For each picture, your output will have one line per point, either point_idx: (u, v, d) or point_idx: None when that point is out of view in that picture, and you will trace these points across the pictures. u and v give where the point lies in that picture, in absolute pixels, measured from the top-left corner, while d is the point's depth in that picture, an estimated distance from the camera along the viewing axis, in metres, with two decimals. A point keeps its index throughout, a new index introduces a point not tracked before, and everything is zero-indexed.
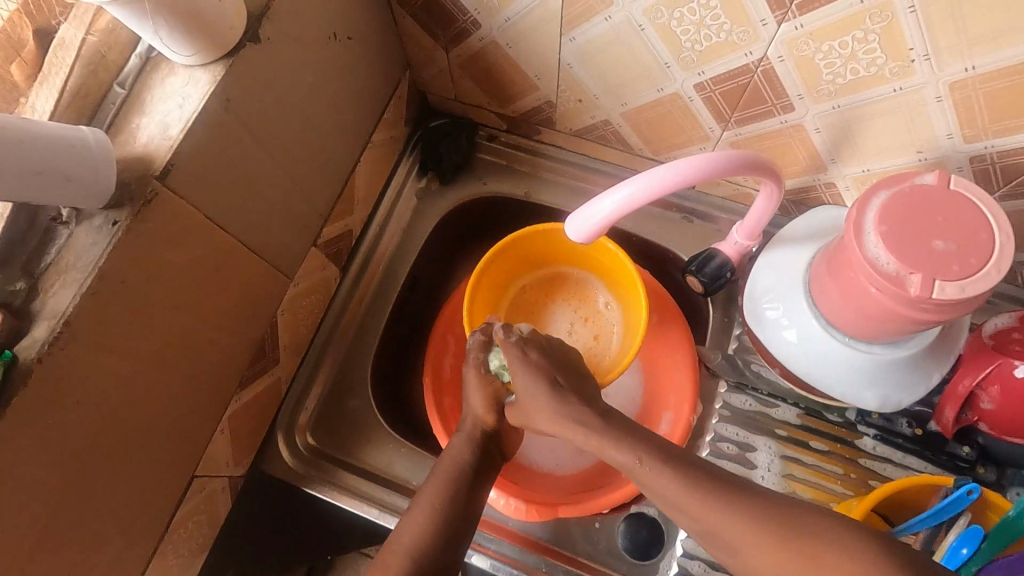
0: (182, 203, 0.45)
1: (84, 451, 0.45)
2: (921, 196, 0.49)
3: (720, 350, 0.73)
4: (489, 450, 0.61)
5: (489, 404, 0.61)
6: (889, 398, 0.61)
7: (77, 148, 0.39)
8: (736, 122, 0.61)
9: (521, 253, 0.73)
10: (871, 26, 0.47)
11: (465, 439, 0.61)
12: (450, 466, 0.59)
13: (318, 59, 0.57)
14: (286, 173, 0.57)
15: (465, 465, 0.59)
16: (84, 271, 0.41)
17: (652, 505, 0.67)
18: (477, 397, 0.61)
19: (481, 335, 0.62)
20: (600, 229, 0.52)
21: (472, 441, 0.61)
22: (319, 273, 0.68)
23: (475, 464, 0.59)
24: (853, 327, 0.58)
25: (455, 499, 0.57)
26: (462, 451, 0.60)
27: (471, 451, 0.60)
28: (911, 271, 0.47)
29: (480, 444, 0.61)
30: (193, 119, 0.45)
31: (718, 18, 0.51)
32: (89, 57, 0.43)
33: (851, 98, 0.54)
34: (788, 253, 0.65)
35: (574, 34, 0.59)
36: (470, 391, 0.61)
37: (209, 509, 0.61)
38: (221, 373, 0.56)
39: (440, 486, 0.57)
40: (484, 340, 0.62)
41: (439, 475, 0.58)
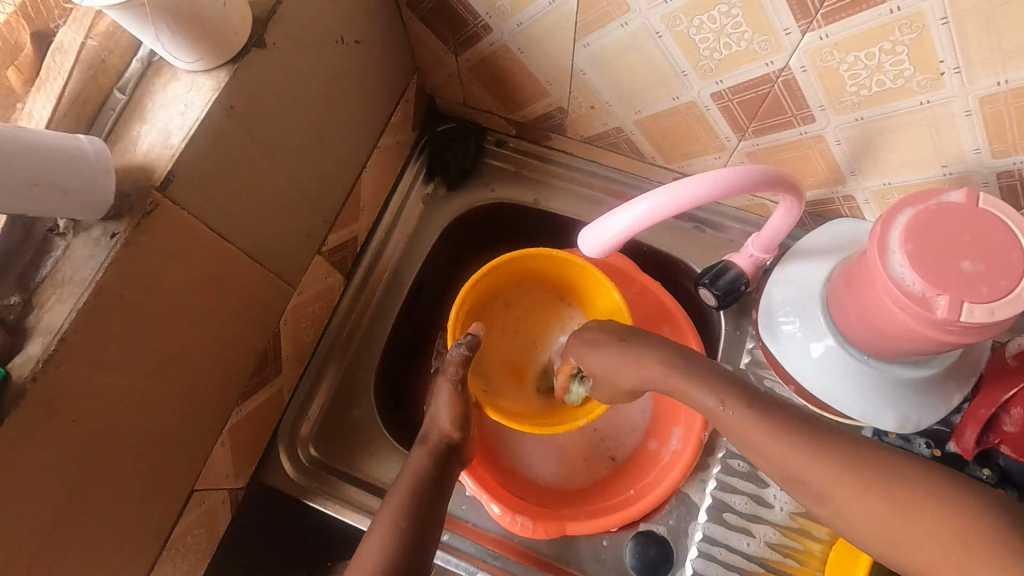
0: (184, 214, 0.44)
1: (80, 470, 0.43)
2: (949, 215, 0.47)
3: (732, 364, 0.71)
4: (448, 463, 0.59)
5: (455, 420, 0.60)
6: (908, 419, 0.60)
7: (74, 159, 0.37)
8: (754, 131, 0.60)
9: (513, 270, 0.73)
10: (900, 38, 0.45)
11: (422, 450, 0.59)
12: (410, 475, 0.56)
13: (325, 64, 0.55)
14: (290, 181, 0.55)
15: (426, 475, 0.56)
16: (81, 285, 0.39)
17: (661, 523, 0.66)
18: (445, 409, 0.61)
19: (464, 349, 0.62)
20: (614, 244, 0.50)
21: (428, 450, 0.59)
22: (323, 281, 0.67)
23: (434, 472, 0.57)
24: (873, 346, 0.56)
25: (423, 504, 0.54)
26: (421, 462, 0.58)
27: (430, 462, 0.58)
28: (938, 292, 0.45)
29: (440, 455, 0.59)
30: (195, 127, 0.43)
31: (739, 26, 0.49)
32: (88, 61, 0.42)
33: (875, 110, 0.52)
34: (805, 267, 0.64)
35: (588, 40, 0.57)
36: (446, 403, 0.61)
37: (208, 522, 0.59)
38: (222, 386, 0.55)
39: (403, 496, 0.54)
40: (465, 355, 0.62)
41: (400, 484, 0.56)
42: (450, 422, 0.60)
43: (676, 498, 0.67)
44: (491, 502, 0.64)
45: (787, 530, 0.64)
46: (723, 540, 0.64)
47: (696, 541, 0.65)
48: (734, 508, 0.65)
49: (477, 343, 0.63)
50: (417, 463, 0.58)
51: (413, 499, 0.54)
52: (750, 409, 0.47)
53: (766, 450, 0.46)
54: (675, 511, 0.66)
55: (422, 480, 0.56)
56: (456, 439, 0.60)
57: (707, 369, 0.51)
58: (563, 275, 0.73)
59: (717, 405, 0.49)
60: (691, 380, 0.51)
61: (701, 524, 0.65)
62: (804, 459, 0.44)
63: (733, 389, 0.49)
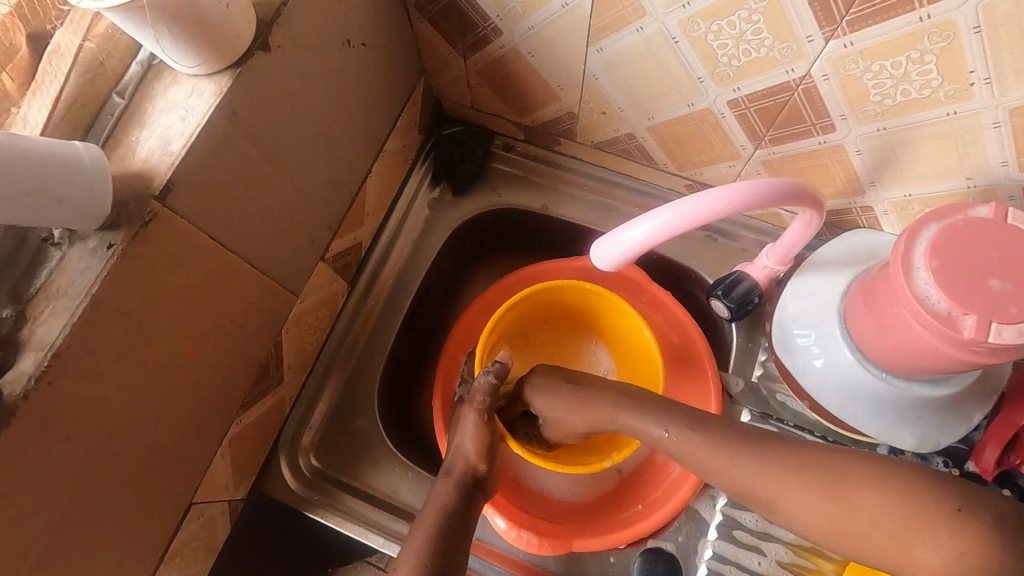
0: (184, 223, 0.42)
1: (74, 487, 0.42)
2: (976, 231, 0.45)
3: (743, 377, 0.70)
4: (471, 495, 0.57)
5: (481, 451, 0.59)
6: (928, 437, 0.58)
7: (69, 167, 0.36)
8: (771, 140, 0.58)
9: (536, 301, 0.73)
10: (929, 47, 0.43)
11: (447, 482, 0.57)
12: (437, 504, 0.55)
13: (330, 67, 0.54)
14: (294, 187, 0.54)
15: (452, 505, 0.55)
16: (76, 298, 0.38)
17: (670, 540, 0.64)
18: (471, 440, 0.59)
19: (492, 378, 0.62)
20: (628, 257, 0.50)
21: (453, 483, 0.57)
22: (326, 288, 0.65)
23: (459, 504, 0.56)
24: (889, 364, 0.55)
25: (448, 534, 0.53)
26: (445, 495, 0.56)
27: (454, 493, 0.56)
28: (965, 311, 0.44)
29: (464, 487, 0.57)
30: (196, 134, 0.42)
31: (760, 32, 0.48)
32: (86, 64, 0.40)
33: (898, 120, 0.50)
34: (822, 278, 0.62)
35: (602, 45, 0.56)
36: (473, 432, 0.59)
37: (207, 535, 0.58)
38: (221, 397, 0.53)
39: (429, 526, 0.53)
40: (493, 384, 0.61)
41: (426, 515, 0.54)
42: (475, 452, 0.59)
43: (685, 514, 0.65)
44: (495, 516, 0.63)
45: (798, 549, 0.62)
46: (733, 559, 0.62)
47: (706, 559, 0.63)
48: (744, 526, 0.63)
49: (505, 372, 0.63)
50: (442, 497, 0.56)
51: (442, 531, 0.53)
52: (698, 438, 0.52)
53: (717, 469, 0.50)
54: (684, 527, 0.65)
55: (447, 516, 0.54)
56: (482, 471, 0.59)
57: (656, 407, 0.56)
58: (591, 310, 0.73)
59: (665, 435, 0.53)
60: (636, 418, 0.56)
61: (711, 542, 0.63)
62: (752, 469, 0.48)
63: (680, 420, 0.53)
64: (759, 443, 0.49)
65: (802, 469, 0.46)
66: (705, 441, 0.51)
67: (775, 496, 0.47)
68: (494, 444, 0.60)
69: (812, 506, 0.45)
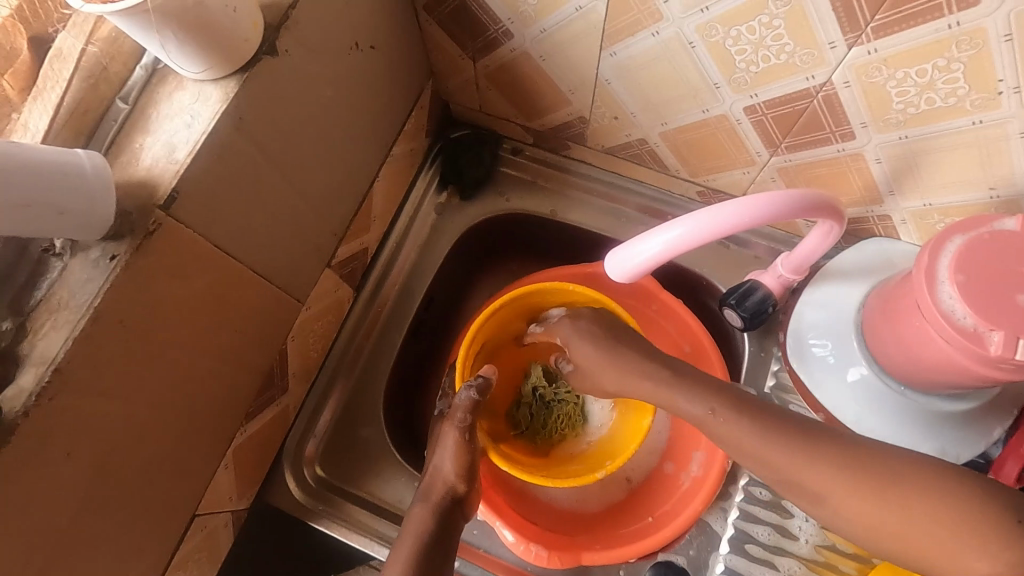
0: (188, 232, 0.41)
1: (75, 503, 0.41)
2: (1004, 244, 0.44)
3: (756, 387, 0.67)
4: (451, 518, 0.57)
5: (461, 470, 0.59)
6: (947, 452, 0.57)
7: (71, 177, 0.35)
8: (787, 147, 0.57)
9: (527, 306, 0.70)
10: (957, 55, 0.42)
11: (424, 507, 0.57)
12: (412, 533, 0.55)
13: (338, 71, 0.52)
14: (300, 195, 0.52)
15: (429, 533, 0.55)
16: (78, 311, 0.37)
17: (681, 553, 0.63)
18: (450, 460, 0.59)
19: (474, 395, 0.61)
20: (646, 268, 0.50)
21: (430, 508, 0.57)
22: (331, 295, 0.64)
23: (437, 531, 0.56)
24: (911, 377, 0.54)
25: (425, 566, 0.53)
26: (422, 521, 0.56)
27: (432, 519, 0.56)
28: (991, 327, 0.43)
29: (443, 511, 0.57)
30: (201, 142, 0.40)
31: (780, 38, 0.46)
32: (88, 68, 0.39)
33: (920, 129, 0.49)
34: (838, 289, 0.61)
35: (615, 49, 0.54)
36: (453, 451, 0.59)
37: (209, 546, 0.57)
38: (225, 408, 0.52)
39: (405, 559, 0.53)
40: (474, 400, 0.61)
41: (404, 545, 0.55)
42: (454, 471, 0.59)
43: (695, 527, 0.64)
44: (503, 528, 0.62)
45: (811, 564, 0.61)
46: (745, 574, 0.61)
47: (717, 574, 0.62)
48: (757, 540, 0.62)
49: (487, 388, 0.62)
50: (420, 520, 0.56)
51: (419, 563, 0.53)
52: (743, 423, 0.50)
53: (758, 454, 0.49)
54: (695, 540, 0.63)
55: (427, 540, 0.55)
56: (461, 491, 0.59)
57: (706, 383, 0.55)
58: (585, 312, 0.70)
59: (707, 413, 0.53)
60: (688, 396, 0.55)
61: (722, 556, 0.62)
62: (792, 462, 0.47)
63: (727, 400, 0.53)
64: (797, 430, 0.48)
65: (849, 464, 0.45)
66: (752, 422, 0.50)
67: (820, 488, 0.46)
68: (474, 461, 0.60)
69: (860, 502, 0.44)
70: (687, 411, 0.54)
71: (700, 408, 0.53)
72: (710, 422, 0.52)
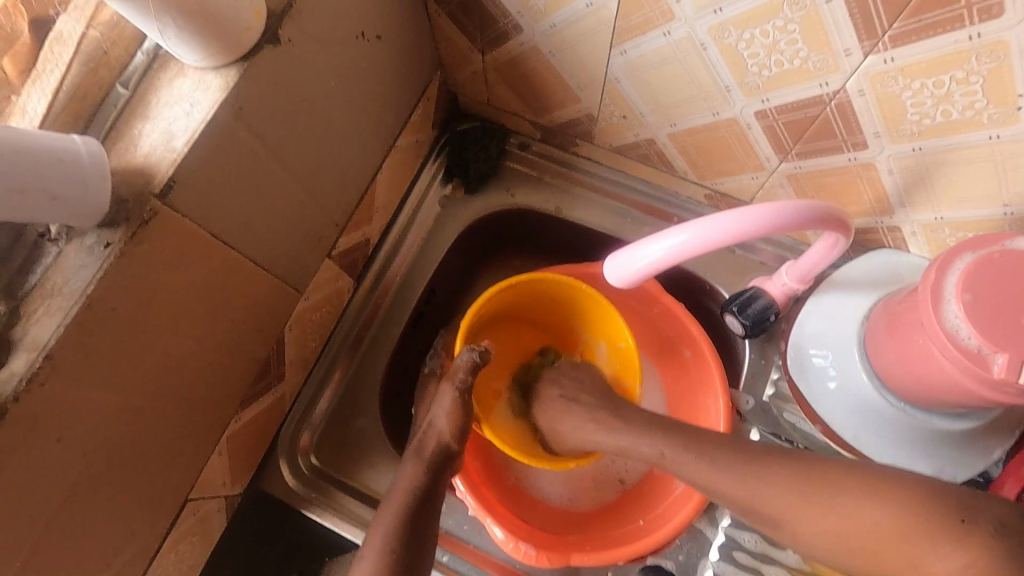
0: (185, 221, 0.41)
1: (67, 486, 0.41)
2: (1013, 265, 0.43)
3: (753, 396, 0.67)
4: (440, 474, 0.58)
5: (456, 430, 0.60)
6: (944, 472, 0.56)
7: (68, 163, 0.35)
8: (797, 154, 0.55)
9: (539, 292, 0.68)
10: (977, 67, 0.40)
11: (415, 462, 0.58)
12: (403, 489, 0.56)
13: (342, 61, 0.52)
14: (300, 185, 0.52)
15: (420, 487, 0.56)
16: (71, 298, 0.37)
17: (670, 558, 0.63)
18: (445, 418, 0.60)
19: (476, 357, 0.61)
20: (648, 272, 0.50)
21: (422, 464, 0.58)
22: (331, 285, 0.64)
23: (428, 488, 0.57)
24: (914, 395, 0.53)
25: (414, 521, 0.54)
26: (412, 477, 0.57)
27: (424, 476, 0.57)
28: (996, 349, 0.42)
29: (435, 466, 0.58)
30: (199, 130, 0.40)
31: (794, 43, 0.45)
32: (89, 52, 0.39)
33: (934, 142, 0.48)
34: (841, 300, 0.60)
35: (625, 47, 0.53)
36: (451, 408, 0.60)
37: (203, 529, 0.58)
38: (219, 394, 0.53)
39: (392, 518, 0.54)
40: (476, 362, 0.61)
41: (394, 499, 0.56)
42: (449, 431, 0.60)
43: (686, 533, 0.63)
44: (493, 526, 0.61)
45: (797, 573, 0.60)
46: None
47: None
48: (744, 547, 0.62)
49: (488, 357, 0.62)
50: (408, 479, 0.57)
51: (407, 518, 0.54)
52: (691, 454, 0.52)
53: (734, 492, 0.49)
54: (685, 546, 0.63)
55: (417, 500, 0.55)
56: (454, 449, 0.59)
57: (643, 422, 0.58)
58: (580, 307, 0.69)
59: (657, 453, 0.54)
60: (626, 434, 0.57)
61: (712, 562, 0.62)
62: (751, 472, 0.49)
63: (674, 439, 0.54)
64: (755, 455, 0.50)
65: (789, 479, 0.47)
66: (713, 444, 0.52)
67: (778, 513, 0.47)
68: (469, 423, 0.61)
69: (799, 514, 0.46)
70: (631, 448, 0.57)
71: (647, 444, 0.55)
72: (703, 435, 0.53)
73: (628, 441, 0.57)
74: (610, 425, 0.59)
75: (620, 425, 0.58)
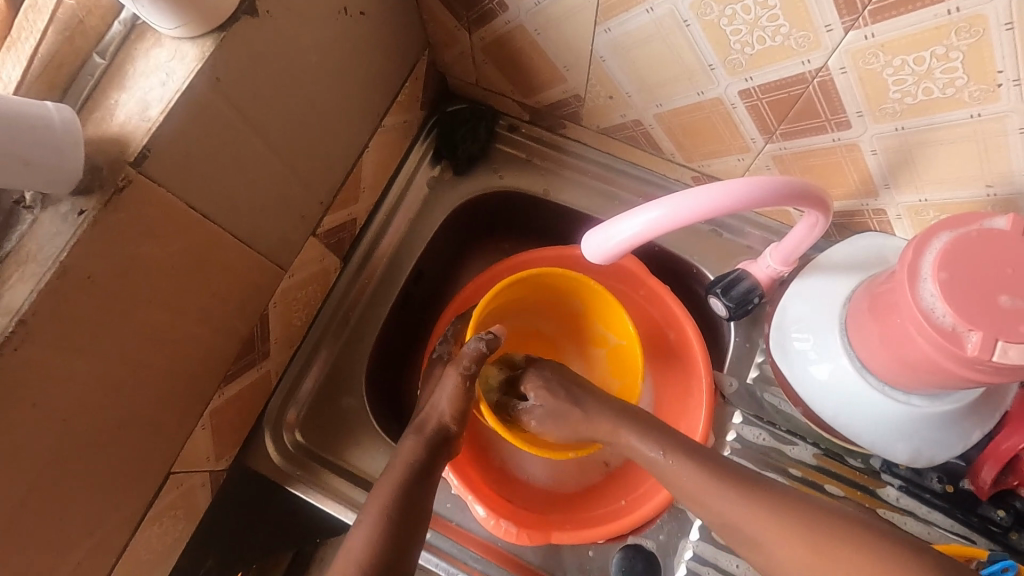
0: (161, 190, 0.41)
1: (42, 453, 0.42)
2: (991, 243, 0.43)
3: (738, 378, 0.67)
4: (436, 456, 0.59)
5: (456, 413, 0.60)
6: (922, 453, 0.57)
7: (39, 128, 0.35)
8: (782, 134, 0.55)
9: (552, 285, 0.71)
10: (956, 43, 0.40)
11: (416, 439, 0.59)
12: (399, 464, 0.57)
13: (324, 36, 0.51)
14: (282, 161, 0.52)
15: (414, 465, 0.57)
16: (45, 264, 0.37)
17: (650, 537, 0.63)
18: (446, 401, 0.60)
19: (483, 347, 0.61)
20: (622, 250, 0.49)
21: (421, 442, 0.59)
22: (317, 263, 0.64)
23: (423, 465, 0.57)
24: (893, 377, 0.52)
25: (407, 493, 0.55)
26: (412, 452, 0.58)
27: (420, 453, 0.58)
28: (970, 327, 0.42)
29: (432, 445, 0.59)
30: (175, 100, 0.40)
31: (776, 19, 0.45)
32: (65, 20, 0.38)
33: (916, 121, 0.47)
34: (825, 282, 0.59)
35: (609, 25, 0.53)
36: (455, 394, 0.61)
37: (187, 504, 0.58)
38: (202, 368, 0.53)
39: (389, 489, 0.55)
40: (483, 353, 0.61)
41: (390, 476, 0.56)
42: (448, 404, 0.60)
43: (668, 513, 0.64)
44: (476, 504, 0.62)
45: None
46: (712, 561, 0.61)
47: (685, 559, 0.62)
48: None
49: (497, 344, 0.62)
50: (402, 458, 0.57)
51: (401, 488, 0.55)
52: (690, 465, 0.53)
53: (719, 502, 0.51)
54: (666, 526, 0.63)
55: (409, 476, 0.56)
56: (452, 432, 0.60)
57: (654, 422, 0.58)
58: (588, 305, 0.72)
59: (659, 456, 0.55)
60: (636, 436, 0.57)
61: (692, 542, 0.62)
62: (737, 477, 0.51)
63: (680, 444, 0.55)
64: (732, 472, 0.52)
65: (753, 503, 0.49)
66: (704, 461, 0.53)
67: (759, 533, 0.49)
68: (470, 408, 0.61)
69: (782, 533, 0.48)
70: (640, 452, 0.56)
71: (654, 448, 0.55)
72: (687, 455, 0.54)
73: (636, 439, 0.57)
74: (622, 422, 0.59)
75: (630, 425, 0.58)
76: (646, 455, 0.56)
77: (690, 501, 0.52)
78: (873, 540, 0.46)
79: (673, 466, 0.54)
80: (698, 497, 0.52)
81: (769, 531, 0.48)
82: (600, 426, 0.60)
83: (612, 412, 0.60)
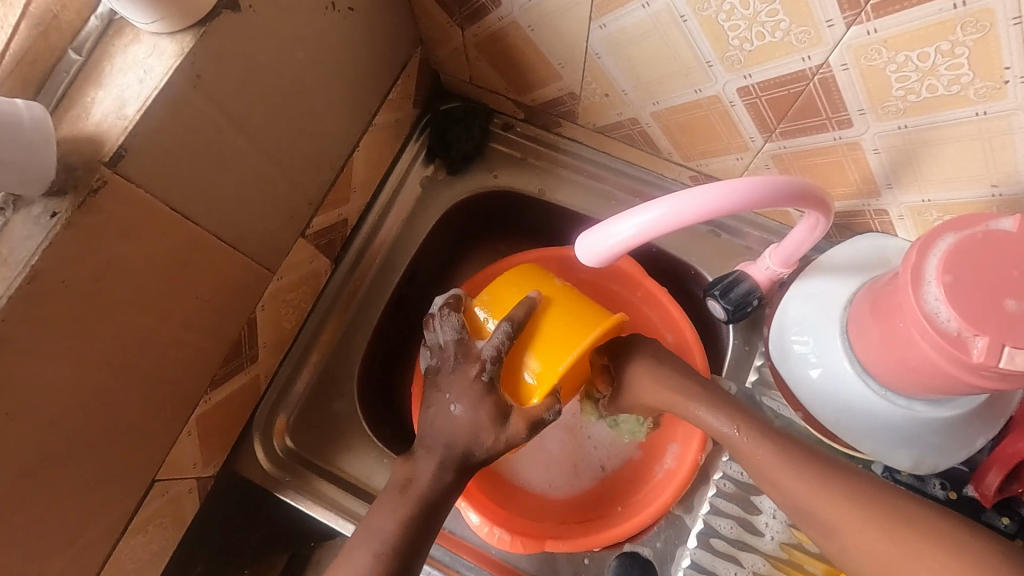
0: (138, 191, 0.40)
1: (18, 462, 0.40)
2: (997, 245, 0.42)
3: (736, 382, 0.66)
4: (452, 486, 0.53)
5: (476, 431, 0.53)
6: (925, 459, 0.55)
7: (9, 128, 0.34)
8: (782, 133, 0.54)
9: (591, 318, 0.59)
10: (962, 38, 0.39)
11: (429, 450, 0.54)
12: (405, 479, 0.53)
13: (311, 32, 0.50)
14: (268, 160, 0.51)
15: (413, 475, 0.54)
16: (15, 268, 0.36)
17: (647, 545, 0.62)
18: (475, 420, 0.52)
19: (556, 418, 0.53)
20: (617, 252, 0.48)
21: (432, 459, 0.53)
22: (307, 265, 0.63)
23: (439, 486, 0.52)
24: (895, 382, 0.51)
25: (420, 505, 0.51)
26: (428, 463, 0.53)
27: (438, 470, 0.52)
28: (976, 332, 0.40)
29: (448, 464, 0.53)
30: (153, 97, 0.39)
31: (776, 13, 0.43)
32: (38, 15, 0.37)
33: (920, 119, 0.46)
34: (826, 283, 0.58)
35: (605, 21, 0.52)
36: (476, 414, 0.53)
37: (173, 511, 0.57)
38: (187, 373, 0.52)
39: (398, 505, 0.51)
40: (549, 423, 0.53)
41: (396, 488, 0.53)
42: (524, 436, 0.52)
43: (664, 520, 0.62)
44: (468, 510, 0.61)
45: (777, 561, 0.59)
46: (710, 568, 0.60)
47: (682, 568, 0.60)
48: (721, 534, 0.60)
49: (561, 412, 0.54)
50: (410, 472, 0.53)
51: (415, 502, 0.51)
52: (766, 447, 0.50)
53: (775, 474, 0.49)
54: (663, 533, 0.62)
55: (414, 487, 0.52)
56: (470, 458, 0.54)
57: (713, 395, 0.55)
58: None
59: (734, 433, 0.52)
60: (707, 409, 0.54)
61: (689, 550, 0.61)
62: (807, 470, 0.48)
63: (751, 423, 0.52)
64: (802, 455, 0.49)
65: (823, 480, 0.48)
66: (775, 446, 0.50)
67: (835, 519, 0.47)
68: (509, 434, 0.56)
69: (853, 522, 0.46)
70: (711, 426, 0.54)
71: (725, 422, 0.53)
72: (762, 431, 0.51)
73: (705, 410, 0.54)
74: (692, 392, 0.55)
75: (699, 394, 0.55)
76: (719, 429, 0.53)
77: (761, 481, 0.51)
78: (875, 545, 0.45)
79: (746, 442, 0.51)
80: (769, 476, 0.50)
81: (844, 523, 0.46)
82: (663, 399, 0.57)
83: (680, 384, 0.56)
